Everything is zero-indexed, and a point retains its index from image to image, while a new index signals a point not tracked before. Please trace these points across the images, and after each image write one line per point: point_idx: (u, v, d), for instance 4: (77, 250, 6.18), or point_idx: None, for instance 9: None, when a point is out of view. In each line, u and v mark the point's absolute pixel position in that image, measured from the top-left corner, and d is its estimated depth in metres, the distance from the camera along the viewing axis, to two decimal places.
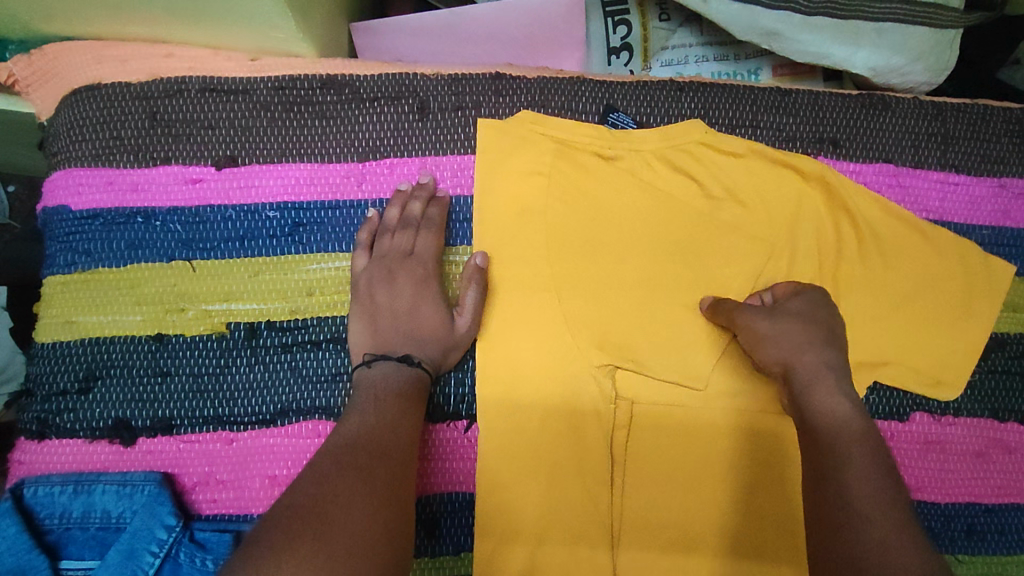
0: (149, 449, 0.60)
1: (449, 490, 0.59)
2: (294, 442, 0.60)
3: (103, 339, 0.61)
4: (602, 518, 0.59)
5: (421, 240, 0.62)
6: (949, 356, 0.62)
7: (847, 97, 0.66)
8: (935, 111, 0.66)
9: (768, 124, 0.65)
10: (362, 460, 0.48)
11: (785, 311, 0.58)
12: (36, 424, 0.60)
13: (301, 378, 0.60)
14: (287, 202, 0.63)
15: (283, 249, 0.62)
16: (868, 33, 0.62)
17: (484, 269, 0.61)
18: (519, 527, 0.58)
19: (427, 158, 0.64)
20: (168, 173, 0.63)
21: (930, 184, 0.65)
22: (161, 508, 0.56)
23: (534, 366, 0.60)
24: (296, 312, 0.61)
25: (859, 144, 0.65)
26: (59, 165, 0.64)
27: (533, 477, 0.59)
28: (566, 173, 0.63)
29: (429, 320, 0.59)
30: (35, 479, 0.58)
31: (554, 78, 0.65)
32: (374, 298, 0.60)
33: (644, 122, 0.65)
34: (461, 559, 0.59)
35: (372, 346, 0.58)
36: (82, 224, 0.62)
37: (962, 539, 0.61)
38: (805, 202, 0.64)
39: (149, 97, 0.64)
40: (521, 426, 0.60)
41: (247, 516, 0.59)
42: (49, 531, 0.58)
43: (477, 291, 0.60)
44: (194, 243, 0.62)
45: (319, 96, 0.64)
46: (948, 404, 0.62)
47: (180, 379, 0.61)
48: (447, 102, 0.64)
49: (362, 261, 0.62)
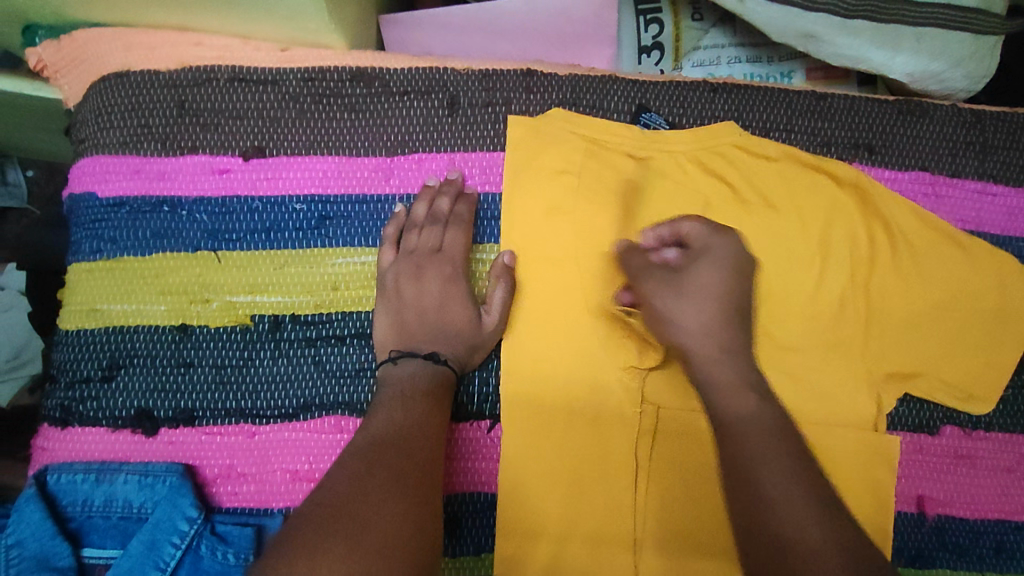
0: (171, 439, 0.59)
1: (471, 490, 0.59)
2: (317, 437, 0.59)
3: (127, 328, 0.61)
4: (625, 523, 0.58)
5: (449, 237, 0.61)
6: (982, 371, 0.61)
7: (884, 103, 0.65)
8: (974, 119, 0.65)
9: (803, 128, 0.64)
10: (390, 458, 0.48)
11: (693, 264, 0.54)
12: (60, 411, 0.60)
13: (325, 373, 0.60)
14: (315, 194, 0.62)
15: (309, 243, 0.62)
16: (908, 38, 0.61)
17: (511, 268, 0.61)
18: (542, 529, 0.58)
19: (455, 153, 0.63)
20: (196, 163, 0.63)
21: (967, 194, 0.64)
22: (183, 500, 0.56)
23: (559, 367, 0.60)
24: (321, 306, 0.61)
25: (895, 151, 0.64)
26: (86, 152, 0.64)
27: (557, 479, 0.58)
28: (596, 172, 0.63)
29: (456, 318, 0.59)
30: (58, 465, 0.58)
31: (586, 76, 0.64)
32: (400, 294, 0.60)
33: (676, 123, 0.64)
34: (482, 560, 0.58)
35: (398, 342, 0.58)
36: (109, 212, 0.62)
37: (989, 556, 0.60)
38: (839, 209, 0.63)
39: (177, 85, 0.63)
40: (546, 428, 0.59)
41: (269, 510, 0.59)
42: (71, 519, 0.58)
43: (506, 290, 0.59)
44: (220, 233, 0.62)
45: (349, 88, 0.63)
46: (979, 419, 0.62)
47: (203, 370, 0.60)
48: (478, 98, 0.63)
49: (389, 256, 0.61)
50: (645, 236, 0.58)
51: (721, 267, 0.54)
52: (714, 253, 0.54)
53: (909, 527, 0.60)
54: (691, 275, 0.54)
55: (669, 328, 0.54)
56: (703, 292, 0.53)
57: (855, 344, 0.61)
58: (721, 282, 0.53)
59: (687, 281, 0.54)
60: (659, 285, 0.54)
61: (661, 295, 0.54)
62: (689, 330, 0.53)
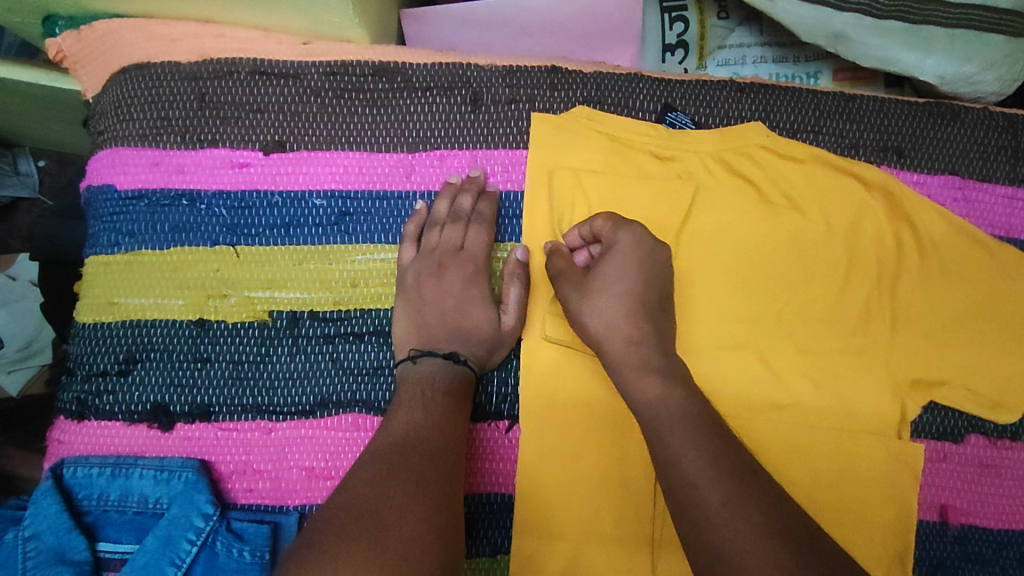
0: (187, 434, 0.59)
1: (488, 491, 0.58)
2: (333, 435, 0.59)
3: (144, 322, 0.60)
4: (643, 528, 0.57)
5: (471, 235, 0.61)
6: (1011, 380, 0.60)
7: (914, 105, 0.63)
8: (1006, 123, 0.64)
9: (831, 130, 0.63)
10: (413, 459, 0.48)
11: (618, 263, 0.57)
12: (76, 405, 0.60)
13: (343, 370, 0.60)
14: (335, 190, 0.61)
15: (329, 239, 0.61)
16: (940, 40, 0.60)
17: (526, 263, 0.61)
18: (559, 532, 0.57)
19: (477, 151, 0.62)
20: (215, 156, 0.62)
21: (997, 200, 0.63)
22: (199, 496, 0.56)
23: (577, 367, 0.59)
24: (340, 303, 0.60)
25: (925, 155, 0.63)
26: (105, 144, 0.63)
27: (576, 482, 0.58)
28: (619, 171, 0.62)
29: (475, 318, 0.59)
30: (74, 459, 0.58)
31: (611, 74, 0.63)
32: (420, 292, 0.60)
33: (702, 123, 0.63)
34: (498, 562, 0.58)
35: (417, 340, 0.58)
36: (128, 205, 0.62)
37: (1014, 567, 0.59)
38: (866, 212, 0.62)
39: (198, 78, 0.63)
40: (565, 429, 0.58)
41: (284, 507, 0.58)
42: (87, 512, 0.57)
43: (521, 288, 0.59)
44: (239, 228, 0.61)
45: (370, 83, 0.63)
46: (1005, 428, 0.61)
47: (220, 366, 0.60)
48: (501, 95, 0.63)
49: (410, 254, 0.61)
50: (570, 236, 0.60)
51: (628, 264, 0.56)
52: (621, 250, 0.57)
53: (933, 537, 0.59)
54: (601, 273, 0.57)
55: (598, 326, 0.56)
56: (612, 288, 0.57)
57: (881, 350, 0.60)
58: (631, 278, 0.56)
59: (597, 280, 0.57)
60: (573, 287, 0.58)
61: (575, 294, 0.57)
62: (604, 324, 0.56)
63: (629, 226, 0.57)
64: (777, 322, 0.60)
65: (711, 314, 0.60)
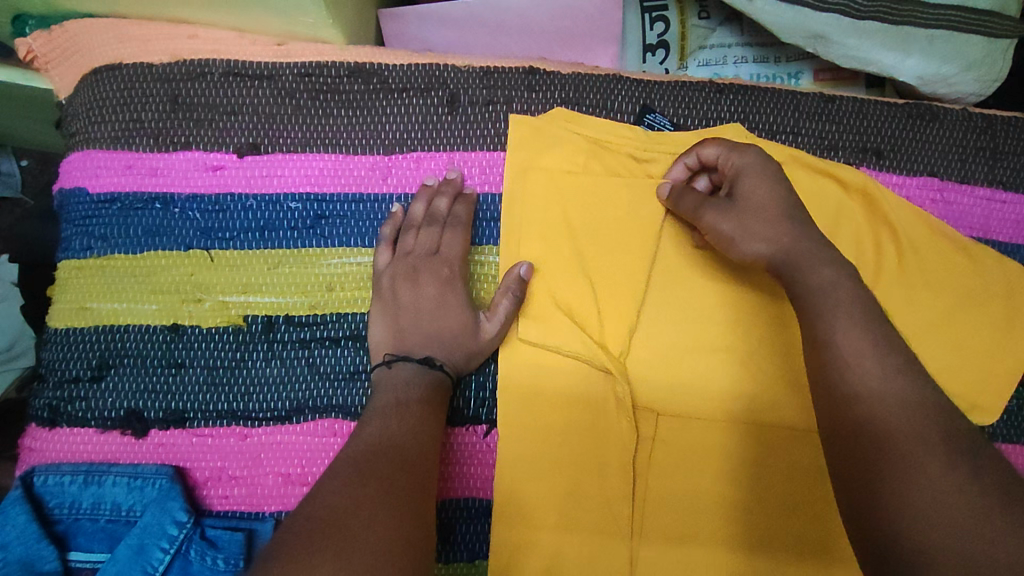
0: (162, 441, 0.58)
1: (466, 496, 0.58)
2: (309, 440, 0.58)
3: (117, 327, 0.60)
4: (621, 532, 0.57)
5: (447, 238, 0.60)
6: (986, 381, 0.60)
7: (893, 106, 0.63)
8: (985, 124, 0.64)
9: (810, 131, 0.63)
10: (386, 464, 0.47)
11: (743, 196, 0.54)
12: (48, 411, 0.59)
13: (319, 375, 0.59)
14: (310, 193, 0.61)
15: (305, 242, 0.60)
16: (920, 40, 0.60)
17: (526, 280, 0.59)
18: (536, 535, 0.57)
19: (454, 153, 0.62)
20: (189, 159, 0.61)
21: (975, 201, 0.63)
22: (173, 503, 0.55)
23: (556, 371, 0.59)
24: (316, 307, 0.60)
25: (903, 155, 0.63)
26: (77, 146, 0.62)
27: (554, 486, 0.57)
28: (597, 174, 0.62)
29: (451, 322, 0.58)
30: (46, 467, 0.57)
31: (589, 75, 0.63)
32: (396, 296, 0.59)
33: (680, 124, 0.63)
34: (475, 566, 0.57)
35: (392, 344, 0.58)
36: (99, 209, 0.61)
37: None
38: (845, 213, 0.61)
39: (171, 79, 0.62)
40: (542, 433, 0.58)
41: (260, 514, 0.57)
42: (58, 521, 0.56)
43: (512, 302, 0.58)
44: (213, 232, 0.60)
45: (346, 84, 0.62)
46: (982, 430, 0.60)
47: (195, 371, 0.59)
48: (479, 96, 0.62)
49: (385, 257, 0.60)
50: (679, 170, 0.60)
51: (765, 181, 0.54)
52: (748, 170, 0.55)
53: None
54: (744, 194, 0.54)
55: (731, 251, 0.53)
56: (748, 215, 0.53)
57: None
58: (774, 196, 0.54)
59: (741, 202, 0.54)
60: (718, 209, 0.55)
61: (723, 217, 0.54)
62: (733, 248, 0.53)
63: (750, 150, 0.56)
64: (757, 323, 0.60)
65: (689, 318, 0.60)
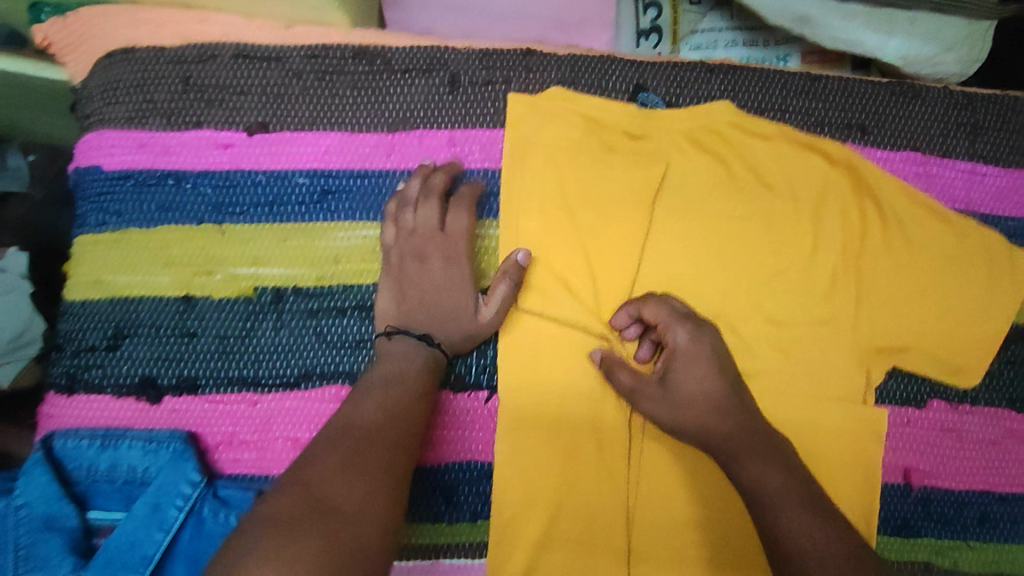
0: (175, 407, 0.61)
1: (469, 459, 0.61)
2: (317, 406, 0.61)
3: (132, 299, 0.62)
4: (618, 491, 0.60)
5: (453, 216, 0.61)
6: (969, 346, 0.63)
7: (876, 84, 0.66)
8: (966, 101, 0.66)
9: (797, 109, 0.65)
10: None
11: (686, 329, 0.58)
12: (66, 379, 0.61)
13: (326, 343, 0.61)
14: (317, 169, 0.63)
15: (312, 216, 0.63)
16: (902, 22, 0.62)
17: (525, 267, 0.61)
18: (537, 497, 0.60)
19: (455, 131, 0.64)
20: (200, 137, 0.64)
21: (957, 174, 0.65)
22: (187, 464, 0.58)
23: (555, 340, 0.62)
24: (323, 278, 0.62)
25: (888, 131, 0.65)
26: (93, 127, 0.65)
27: (552, 449, 0.60)
28: (593, 149, 0.64)
29: (453, 302, 0.60)
30: (65, 431, 0.60)
31: (585, 56, 0.66)
32: (404, 269, 0.60)
33: (673, 102, 0.65)
34: (477, 526, 0.60)
35: (396, 317, 0.59)
36: (115, 185, 0.63)
37: (974, 526, 0.63)
38: (832, 186, 0.64)
39: (184, 62, 0.64)
40: (541, 400, 0.61)
41: (270, 476, 0.60)
42: (77, 482, 0.59)
43: (509, 285, 0.59)
44: (224, 207, 0.63)
45: (351, 65, 0.64)
46: (965, 393, 0.64)
47: (206, 340, 0.61)
48: (478, 76, 0.65)
49: (390, 233, 0.61)
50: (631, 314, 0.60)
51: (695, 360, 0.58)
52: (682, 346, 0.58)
53: (897, 498, 0.62)
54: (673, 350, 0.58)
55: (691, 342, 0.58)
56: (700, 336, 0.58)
57: (849, 320, 0.62)
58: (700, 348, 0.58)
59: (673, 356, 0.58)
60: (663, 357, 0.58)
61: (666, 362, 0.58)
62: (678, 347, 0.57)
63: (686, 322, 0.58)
64: (747, 292, 0.63)
65: (683, 289, 0.63)
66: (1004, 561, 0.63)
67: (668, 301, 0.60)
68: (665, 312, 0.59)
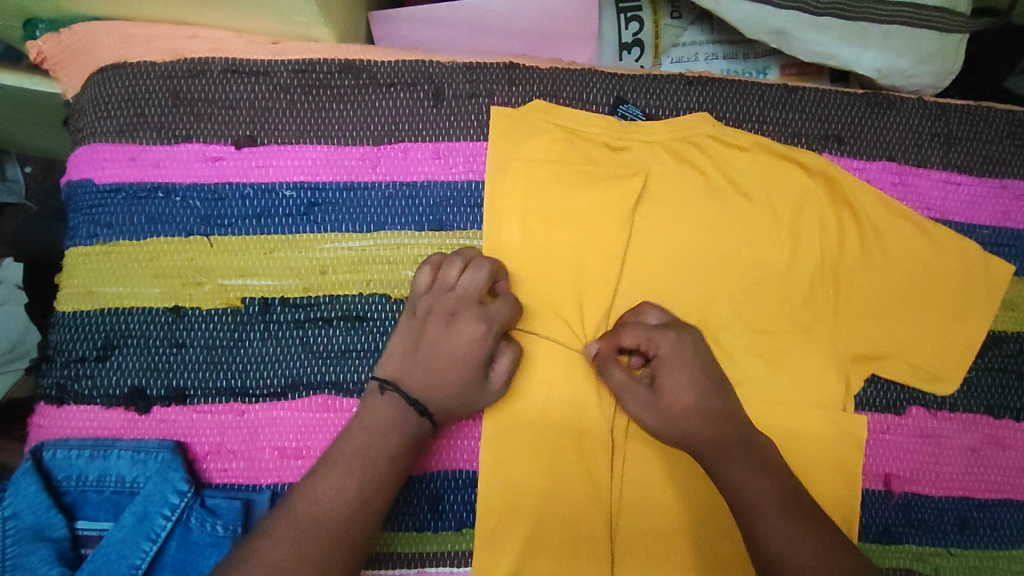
0: (164, 417, 0.62)
1: (454, 466, 0.61)
2: (304, 415, 0.61)
3: (121, 310, 0.63)
4: (601, 498, 0.61)
5: (498, 302, 0.60)
6: (946, 353, 0.64)
7: (853, 95, 0.67)
8: (940, 111, 0.67)
9: (775, 120, 0.67)
10: None
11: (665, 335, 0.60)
12: (56, 390, 0.62)
13: (313, 353, 0.62)
14: (304, 181, 0.65)
15: (299, 228, 0.64)
16: (876, 36, 0.63)
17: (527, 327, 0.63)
18: (520, 505, 0.60)
19: (439, 144, 0.65)
20: (190, 151, 0.65)
21: (932, 183, 0.67)
22: (175, 474, 0.58)
23: (537, 350, 0.62)
24: (310, 289, 0.63)
25: (863, 142, 0.67)
26: (85, 140, 0.66)
27: (536, 457, 0.61)
28: (575, 161, 0.65)
29: (457, 375, 0.58)
30: (54, 442, 0.60)
31: (566, 69, 0.67)
32: (426, 325, 0.60)
33: (653, 114, 0.67)
34: (463, 535, 0.61)
35: (399, 370, 0.58)
36: (105, 198, 0.64)
37: (955, 532, 0.64)
38: (809, 195, 0.65)
39: (173, 76, 0.65)
40: (524, 408, 0.62)
41: (257, 485, 0.61)
42: (66, 492, 0.60)
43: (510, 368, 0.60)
44: (212, 219, 0.64)
45: (337, 79, 0.66)
46: (943, 400, 0.64)
47: (194, 350, 0.62)
48: (462, 90, 0.66)
49: (424, 285, 0.60)
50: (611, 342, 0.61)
51: (678, 368, 0.59)
52: (667, 356, 0.59)
53: (878, 504, 0.63)
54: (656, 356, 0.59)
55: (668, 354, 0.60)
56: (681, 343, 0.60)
57: (828, 327, 0.63)
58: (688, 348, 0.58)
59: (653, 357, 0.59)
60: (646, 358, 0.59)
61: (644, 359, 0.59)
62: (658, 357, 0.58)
63: (665, 333, 0.60)
64: (727, 301, 0.64)
65: (664, 297, 0.64)
66: (987, 567, 0.63)
67: (642, 316, 0.61)
68: (641, 331, 0.60)
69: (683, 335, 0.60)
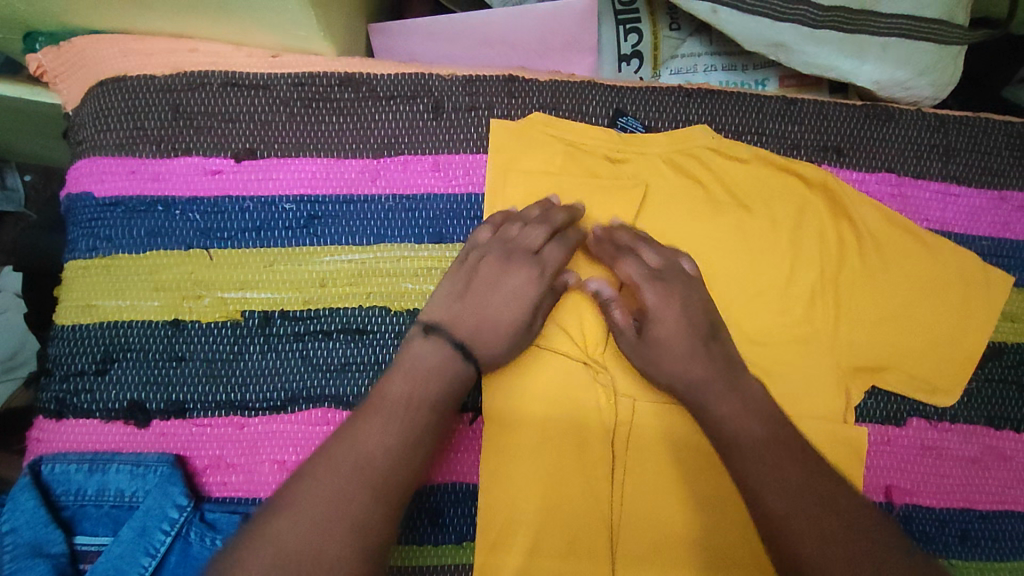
0: (163, 430, 0.61)
1: (455, 479, 0.62)
2: (303, 428, 0.61)
3: (120, 323, 0.63)
4: (602, 511, 0.61)
5: (552, 247, 0.61)
6: (946, 364, 0.64)
7: (851, 107, 0.67)
8: (938, 123, 0.68)
9: (773, 132, 0.67)
10: None
11: (659, 281, 0.60)
12: (55, 403, 0.62)
13: (313, 366, 0.62)
14: (304, 194, 0.65)
15: (298, 241, 0.64)
16: (874, 48, 0.63)
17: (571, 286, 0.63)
18: (520, 517, 0.60)
19: (439, 156, 0.65)
20: (189, 164, 0.65)
21: (930, 195, 0.67)
22: (174, 488, 0.58)
23: (538, 361, 0.62)
24: (309, 302, 0.63)
25: (862, 154, 0.67)
26: (84, 153, 0.66)
27: (537, 469, 0.61)
28: (575, 173, 0.65)
29: (505, 319, 0.58)
30: (53, 456, 0.60)
31: (565, 81, 0.67)
32: (478, 270, 0.60)
33: (653, 127, 0.67)
34: (462, 548, 0.61)
35: (446, 315, 0.58)
36: (105, 211, 0.64)
37: (957, 544, 0.63)
38: (808, 207, 0.65)
39: (172, 90, 0.65)
40: (525, 420, 0.61)
41: (256, 499, 0.61)
42: (65, 507, 0.60)
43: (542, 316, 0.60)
44: (212, 232, 0.64)
45: (337, 93, 0.66)
46: (944, 411, 0.64)
47: (194, 363, 0.62)
48: (461, 102, 0.66)
49: (484, 237, 0.61)
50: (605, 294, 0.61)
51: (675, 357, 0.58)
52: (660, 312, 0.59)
53: None
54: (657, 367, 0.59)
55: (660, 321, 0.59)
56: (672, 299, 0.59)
57: (828, 338, 0.63)
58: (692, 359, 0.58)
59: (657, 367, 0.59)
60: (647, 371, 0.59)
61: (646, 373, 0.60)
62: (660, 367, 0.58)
63: (657, 281, 0.60)
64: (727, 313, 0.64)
65: None
66: None
67: (640, 255, 0.61)
68: (636, 271, 0.60)
69: (676, 290, 0.60)
